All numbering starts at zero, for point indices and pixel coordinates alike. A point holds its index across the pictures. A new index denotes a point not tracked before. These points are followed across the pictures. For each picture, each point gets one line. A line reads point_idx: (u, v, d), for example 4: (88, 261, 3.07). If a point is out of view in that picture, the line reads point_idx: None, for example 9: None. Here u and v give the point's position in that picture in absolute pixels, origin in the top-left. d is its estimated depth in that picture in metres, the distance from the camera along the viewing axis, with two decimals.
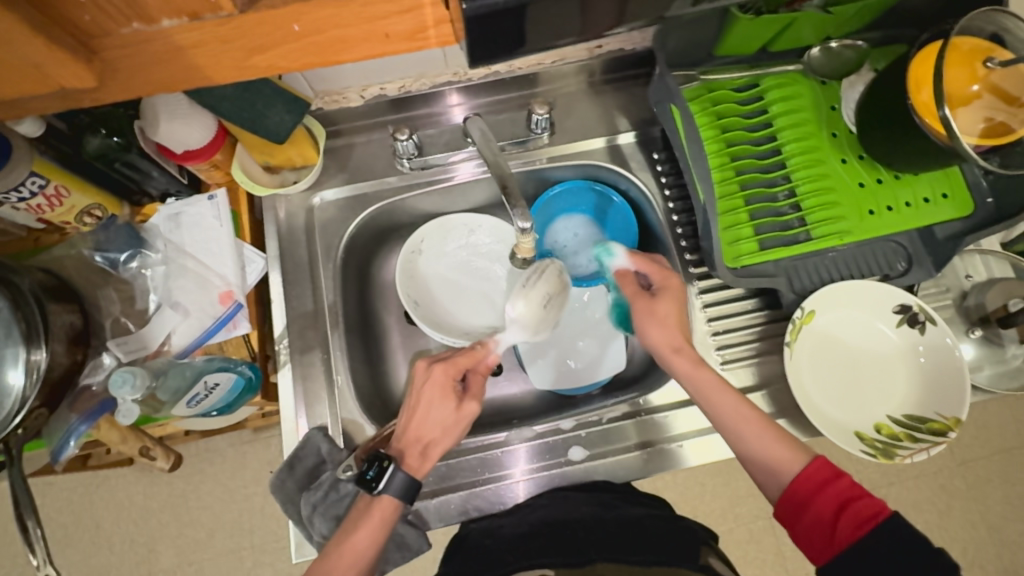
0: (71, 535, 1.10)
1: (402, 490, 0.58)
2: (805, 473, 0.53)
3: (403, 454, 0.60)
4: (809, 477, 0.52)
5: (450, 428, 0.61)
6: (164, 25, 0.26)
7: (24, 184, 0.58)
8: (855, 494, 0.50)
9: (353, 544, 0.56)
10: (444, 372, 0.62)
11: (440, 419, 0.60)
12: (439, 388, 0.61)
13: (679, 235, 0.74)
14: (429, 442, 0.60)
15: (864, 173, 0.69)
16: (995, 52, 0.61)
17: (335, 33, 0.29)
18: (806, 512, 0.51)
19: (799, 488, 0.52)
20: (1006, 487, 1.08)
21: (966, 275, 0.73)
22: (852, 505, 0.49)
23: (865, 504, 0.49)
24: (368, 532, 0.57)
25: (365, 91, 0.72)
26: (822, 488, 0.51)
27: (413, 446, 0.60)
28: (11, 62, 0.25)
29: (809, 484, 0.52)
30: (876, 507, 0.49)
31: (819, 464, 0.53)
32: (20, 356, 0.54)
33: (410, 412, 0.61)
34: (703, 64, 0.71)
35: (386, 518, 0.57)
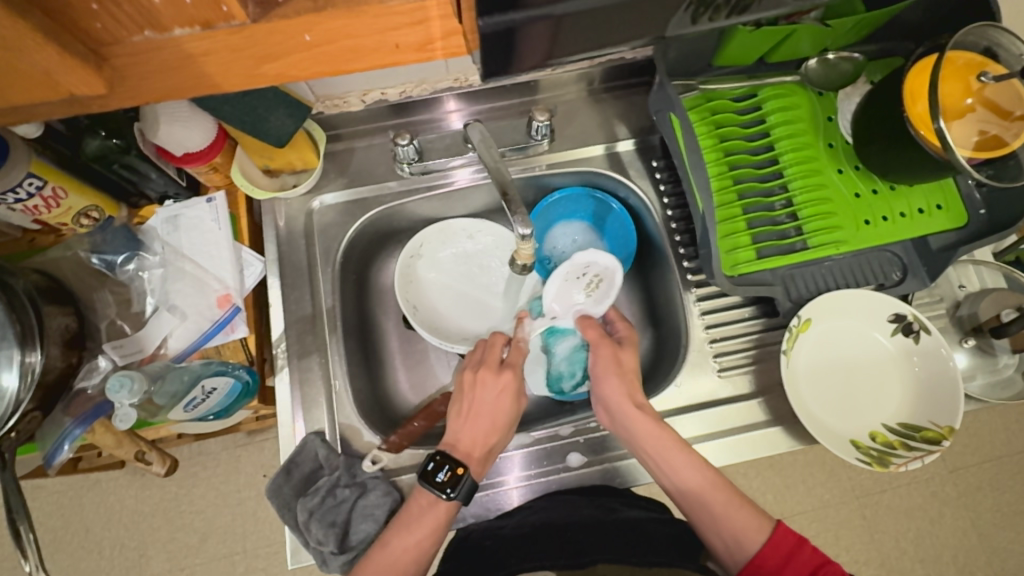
0: (60, 539, 1.09)
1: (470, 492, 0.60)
2: (772, 540, 0.56)
3: (469, 457, 0.62)
4: (776, 544, 0.56)
5: (510, 422, 0.64)
6: (176, 33, 0.26)
7: (21, 185, 0.57)
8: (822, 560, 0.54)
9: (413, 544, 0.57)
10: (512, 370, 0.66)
11: (506, 415, 0.64)
12: (507, 385, 0.64)
13: (677, 243, 0.74)
14: (493, 440, 0.63)
15: (859, 184, 0.70)
16: (988, 66, 0.62)
17: (346, 44, 0.28)
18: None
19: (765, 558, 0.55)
20: (996, 494, 1.10)
21: (959, 285, 0.74)
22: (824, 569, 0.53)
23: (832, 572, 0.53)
24: (416, 536, 0.57)
25: (366, 95, 0.72)
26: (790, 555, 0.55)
27: (478, 447, 0.62)
28: (20, 69, 0.25)
29: (774, 554, 0.55)
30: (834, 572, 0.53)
31: (784, 531, 0.56)
32: (14, 358, 0.53)
33: (471, 414, 0.63)
34: (701, 74, 0.72)
35: (450, 519, 0.59)
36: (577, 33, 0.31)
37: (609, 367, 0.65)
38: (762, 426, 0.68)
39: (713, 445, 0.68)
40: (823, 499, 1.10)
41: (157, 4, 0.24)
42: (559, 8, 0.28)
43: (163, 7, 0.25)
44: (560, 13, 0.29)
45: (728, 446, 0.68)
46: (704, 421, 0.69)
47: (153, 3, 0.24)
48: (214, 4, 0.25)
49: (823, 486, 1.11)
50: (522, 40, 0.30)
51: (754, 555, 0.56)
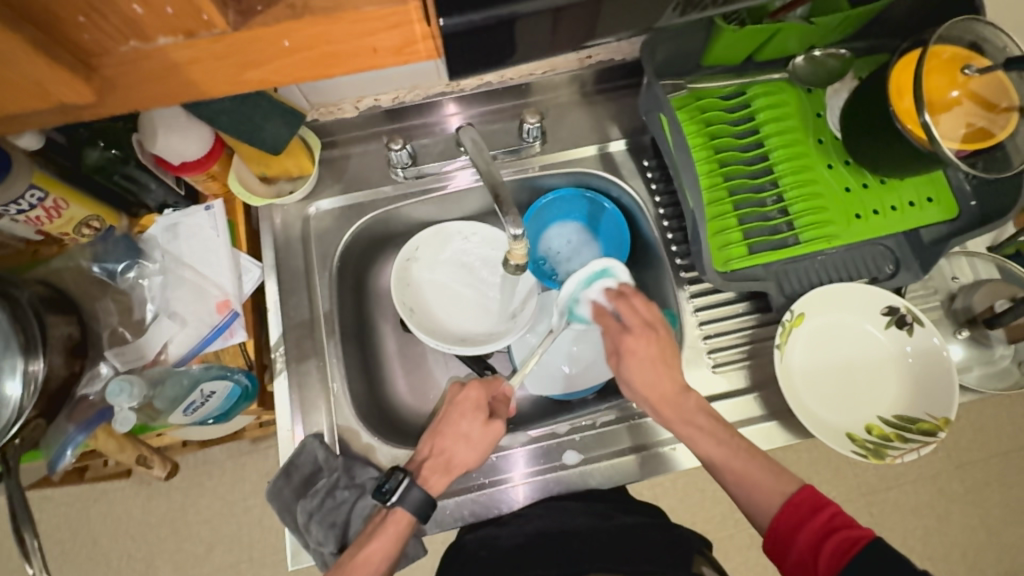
0: (68, 550, 1.10)
1: (419, 507, 0.60)
2: (793, 500, 0.54)
3: (426, 471, 0.62)
4: (794, 506, 0.53)
5: (475, 442, 0.63)
6: (160, 42, 0.27)
7: (23, 197, 0.58)
8: (838, 525, 0.50)
9: (366, 559, 0.58)
10: (477, 387, 0.67)
11: (468, 430, 0.64)
12: (472, 401, 0.66)
13: (670, 241, 0.75)
14: (449, 456, 0.63)
15: (850, 178, 0.70)
16: (973, 59, 0.62)
17: (326, 49, 0.29)
18: (792, 547, 0.52)
19: (782, 524, 0.53)
20: (1004, 490, 1.09)
21: (953, 277, 0.74)
22: (837, 534, 0.50)
23: (844, 536, 0.49)
24: (384, 543, 0.59)
25: (360, 102, 0.74)
26: (806, 517, 0.52)
27: (438, 458, 0.63)
28: (13, 80, 0.26)
29: (790, 518, 0.53)
30: (858, 536, 0.49)
31: (807, 493, 0.54)
32: (18, 367, 0.54)
33: (440, 428, 0.65)
34: (690, 74, 0.73)
35: (399, 532, 0.59)
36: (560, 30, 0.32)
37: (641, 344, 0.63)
38: (758, 421, 0.68)
39: None
40: (829, 497, 1.10)
41: (140, 15, 0.25)
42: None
43: (146, 17, 0.25)
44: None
45: None
46: None
47: (137, 14, 0.25)
48: (196, 14, 0.26)
49: (828, 484, 1.10)
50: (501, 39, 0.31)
51: (772, 522, 0.54)
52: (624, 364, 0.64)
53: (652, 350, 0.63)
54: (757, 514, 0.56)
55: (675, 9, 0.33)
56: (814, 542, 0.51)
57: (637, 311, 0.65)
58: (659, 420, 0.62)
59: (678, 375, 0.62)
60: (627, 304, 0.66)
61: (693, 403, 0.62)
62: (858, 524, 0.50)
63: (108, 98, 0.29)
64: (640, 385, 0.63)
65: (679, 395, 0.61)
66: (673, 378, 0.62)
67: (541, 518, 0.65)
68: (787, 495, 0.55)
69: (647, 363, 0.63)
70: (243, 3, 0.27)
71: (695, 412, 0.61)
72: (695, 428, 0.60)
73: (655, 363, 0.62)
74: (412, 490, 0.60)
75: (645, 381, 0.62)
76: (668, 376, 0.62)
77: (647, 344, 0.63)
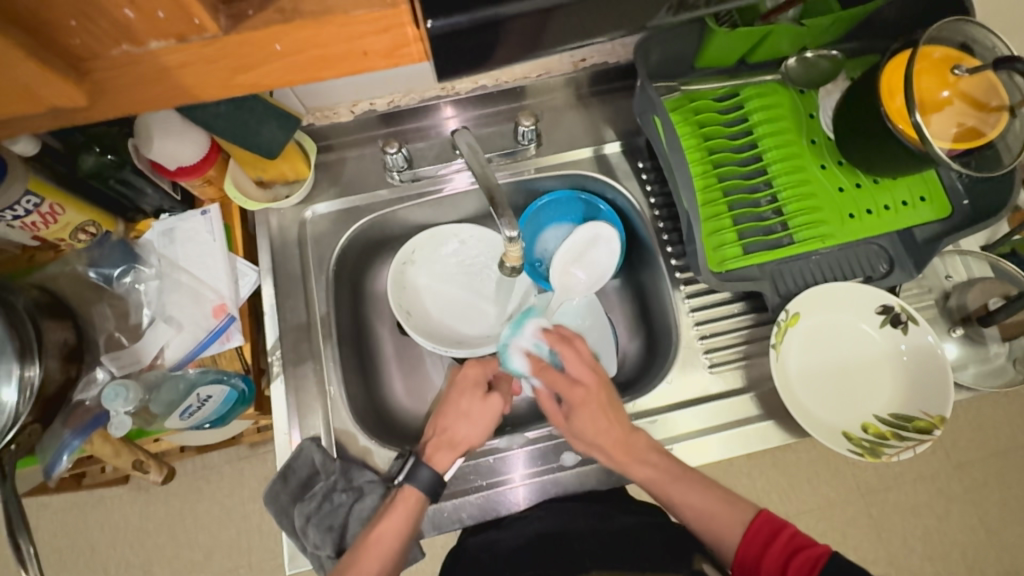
0: (65, 557, 1.09)
1: (429, 486, 0.61)
2: (750, 529, 0.57)
3: (430, 448, 0.63)
4: (754, 534, 0.57)
5: (476, 418, 0.64)
6: (151, 46, 0.27)
7: (18, 203, 0.58)
8: (797, 545, 0.53)
9: (379, 537, 0.58)
10: (476, 367, 0.68)
11: (468, 408, 0.64)
12: (471, 381, 0.67)
13: (665, 242, 0.75)
14: (452, 434, 0.63)
15: (843, 178, 0.71)
16: (964, 60, 0.63)
17: (315, 52, 0.30)
18: (760, 573, 0.55)
19: (745, 555, 0.56)
20: (1003, 489, 1.09)
21: (947, 275, 0.74)
22: (797, 553, 0.53)
23: (804, 555, 0.52)
24: (396, 519, 0.59)
25: (356, 106, 0.74)
26: (766, 544, 0.55)
27: (441, 437, 0.64)
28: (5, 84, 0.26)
29: (752, 547, 0.56)
30: (817, 553, 0.52)
31: (763, 519, 0.57)
32: (13, 373, 0.54)
33: (441, 408, 0.65)
34: (683, 76, 0.73)
35: (410, 509, 0.60)
36: (556, 30, 0.32)
37: (587, 408, 0.62)
38: (755, 420, 0.69)
39: (711, 441, 0.68)
40: (829, 498, 1.10)
41: (131, 19, 0.25)
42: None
43: (137, 22, 0.26)
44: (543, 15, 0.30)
45: (726, 441, 0.68)
46: (699, 416, 0.69)
47: (128, 18, 0.25)
48: (186, 18, 0.26)
49: (828, 484, 1.10)
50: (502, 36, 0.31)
51: (737, 554, 0.57)
52: (574, 419, 0.62)
53: (596, 402, 0.62)
54: (719, 546, 0.59)
55: (669, 11, 0.34)
56: (778, 567, 0.54)
57: (581, 360, 0.64)
58: (610, 463, 0.62)
59: (626, 418, 0.62)
60: (570, 352, 0.64)
61: (644, 442, 0.63)
62: (815, 542, 0.53)
63: (99, 101, 0.29)
64: (593, 435, 0.62)
65: (630, 437, 0.62)
66: (622, 422, 0.62)
67: (539, 520, 0.65)
68: (747, 523, 0.58)
69: (597, 414, 0.62)
70: (233, 7, 0.28)
71: (647, 451, 0.62)
72: (650, 467, 0.62)
73: (599, 412, 0.62)
74: (420, 468, 0.61)
75: (595, 433, 0.62)
76: (617, 423, 0.62)
77: (593, 392, 0.62)
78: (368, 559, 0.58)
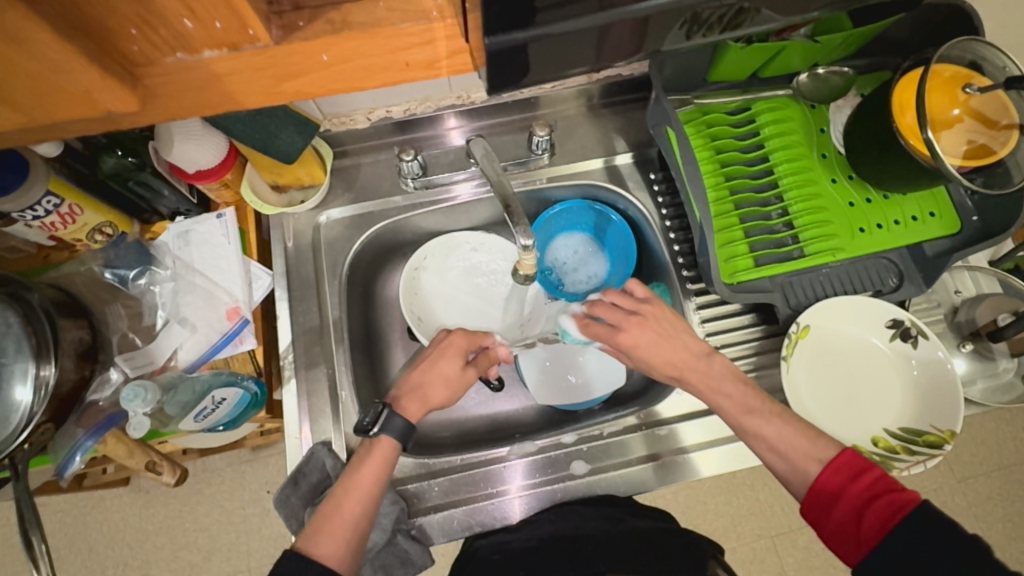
0: (63, 558, 1.08)
1: (402, 436, 0.60)
2: (832, 465, 0.52)
3: (404, 401, 0.63)
4: (836, 469, 0.52)
5: (446, 381, 0.66)
6: (205, 55, 0.28)
7: (40, 203, 0.59)
8: (885, 488, 0.49)
9: (356, 482, 0.57)
10: (462, 334, 0.69)
11: (447, 371, 0.66)
12: (454, 348, 0.68)
13: (677, 253, 0.76)
14: (424, 390, 0.64)
15: (853, 193, 0.71)
16: (974, 77, 0.63)
17: (360, 62, 0.30)
18: (835, 509, 0.51)
19: (823, 487, 0.52)
20: (1007, 504, 1.09)
21: (955, 290, 0.75)
22: (882, 498, 0.49)
23: (891, 500, 0.48)
24: (369, 471, 0.58)
25: (372, 113, 0.75)
26: (851, 479, 0.51)
27: (413, 394, 0.64)
28: (63, 89, 0.26)
29: (834, 480, 0.52)
30: (905, 500, 0.48)
31: (849, 457, 0.52)
32: (29, 372, 0.54)
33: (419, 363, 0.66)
34: (695, 89, 0.75)
35: (383, 460, 0.59)
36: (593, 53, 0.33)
37: (663, 339, 0.63)
38: None
39: (717, 452, 0.68)
40: None
41: (190, 29, 0.26)
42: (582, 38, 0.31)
43: (195, 32, 0.26)
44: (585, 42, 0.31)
45: (727, 453, 0.68)
46: (706, 428, 0.69)
47: (188, 29, 0.26)
48: (242, 28, 0.27)
49: None
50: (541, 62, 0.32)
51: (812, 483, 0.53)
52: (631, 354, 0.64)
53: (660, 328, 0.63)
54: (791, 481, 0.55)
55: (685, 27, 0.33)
56: (860, 506, 0.50)
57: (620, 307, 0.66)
58: (688, 389, 0.62)
59: (694, 345, 0.62)
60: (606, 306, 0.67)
61: (718, 369, 0.61)
62: (904, 490, 0.49)
63: (150, 110, 0.30)
64: (657, 363, 0.62)
65: (699, 361, 0.62)
66: (692, 349, 0.62)
67: (550, 523, 0.64)
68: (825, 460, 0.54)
69: (661, 341, 0.63)
70: (285, 18, 0.29)
71: (721, 377, 0.61)
72: (725, 398, 0.60)
73: (666, 325, 0.64)
74: (392, 417, 0.60)
75: (647, 350, 0.63)
76: (676, 345, 0.63)
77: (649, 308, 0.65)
78: (347, 501, 0.56)
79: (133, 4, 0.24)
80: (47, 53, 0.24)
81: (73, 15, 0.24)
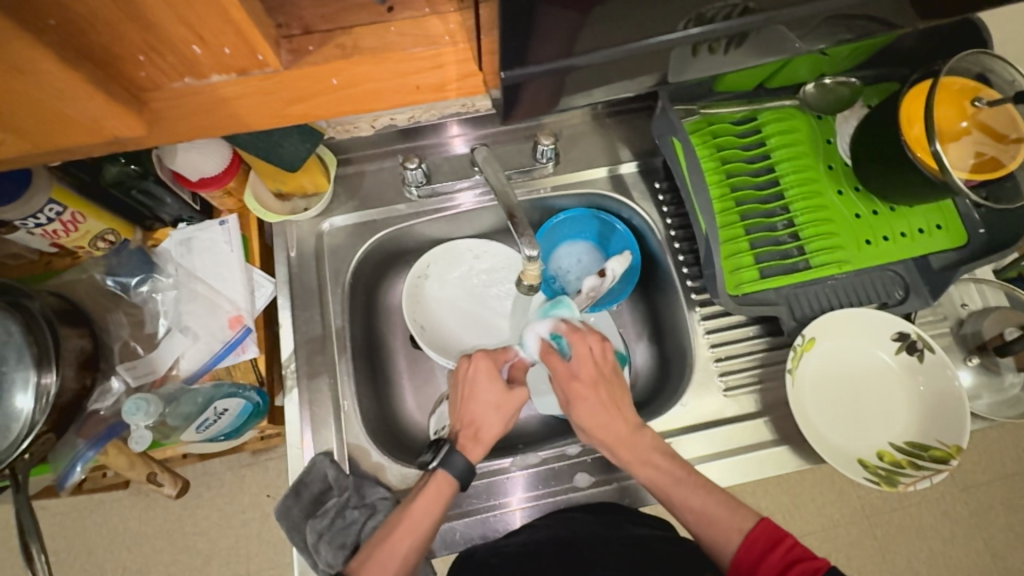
0: (62, 560, 1.08)
1: (462, 471, 0.61)
2: (749, 537, 0.56)
3: (462, 439, 0.64)
4: (753, 540, 0.56)
5: (493, 408, 0.65)
6: (213, 79, 0.29)
7: (42, 211, 0.59)
8: (798, 556, 0.52)
9: (411, 515, 0.58)
10: (485, 357, 0.67)
11: (492, 399, 0.65)
12: (488, 373, 0.66)
13: (681, 263, 0.76)
14: (478, 425, 0.64)
15: (860, 205, 0.71)
16: (982, 90, 0.63)
17: (369, 86, 0.31)
18: None
19: (743, 559, 0.55)
20: (1008, 513, 1.08)
21: (962, 303, 0.74)
22: (796, 565, 0.52)
23: (804, 567, 0.51)
24: (426, 503, 0.59)
25: (375, 121, 0.73)
26: (766, 550, 0.54)
27: (466, 429, 0.64)
28: (73, 117, 0.27)
29: (751, 552, 0.55)
30: (817, 565, 0.51)
31: (764, 527, 0.56)
32: (30, 381, 0.54)
33: (462, 397, 0.66)
34: (703, 99, 0.74)
35: (443, 496, 0.60)
36: (597, 74, 0.34)
37: (605, 406, 0.63)
38: (769, 445, 0.68)
39: (721, 465, 0.68)
40: (834, 519, 1.09)
41: (198, 55, 0.27)
42: (580, 57, 0.31)
43: (203, 57, 0.27)
44: (582, 61, 0.32)
45: (733, 466, 0.68)
46: (710, 441, 0.69)
47: (197, 55, 0.27)
48: (251, 54, 0.27)
49: (832, 505, 1.09)
50: (546, 84, 0.33)
51: (733, 558, 0.56)
52: (574, 408, 0.64)
53: (604, 395, 0.64)
54: (717, 552, 0.58)
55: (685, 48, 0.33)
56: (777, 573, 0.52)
57: (591, 356, 0.66)
58: (616, 460, 0.63)
59: (632, 416, 0.64)
60: (579, 346, 0.66)
61: (649, 441, 0.63)
62: (816, 556, 0.52)
63: (158, 133, 0.31)
64: (594, 427, 0.63)
65: (633, 434, 0.63)
66: (628, 419, 0.63)
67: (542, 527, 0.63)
68: (745, 530, 0.57)
69: (601, 406, 0.64)
70: (294, 42, 0.29)
71: (650, 451, 0.62)
72: (652, 468, 0.61)
73: (612, 387, 0.65)
74: (453, 456, 0.61)
75: (593, 414, 0.63)
76: (618, 415, 0.63)
77: (604, 367, 0.66)
78: (400, 536, 0.58)
79: (142, 32, 0.25)
80: (57, 82, 0.25)
81: (81, 45, 0.24)
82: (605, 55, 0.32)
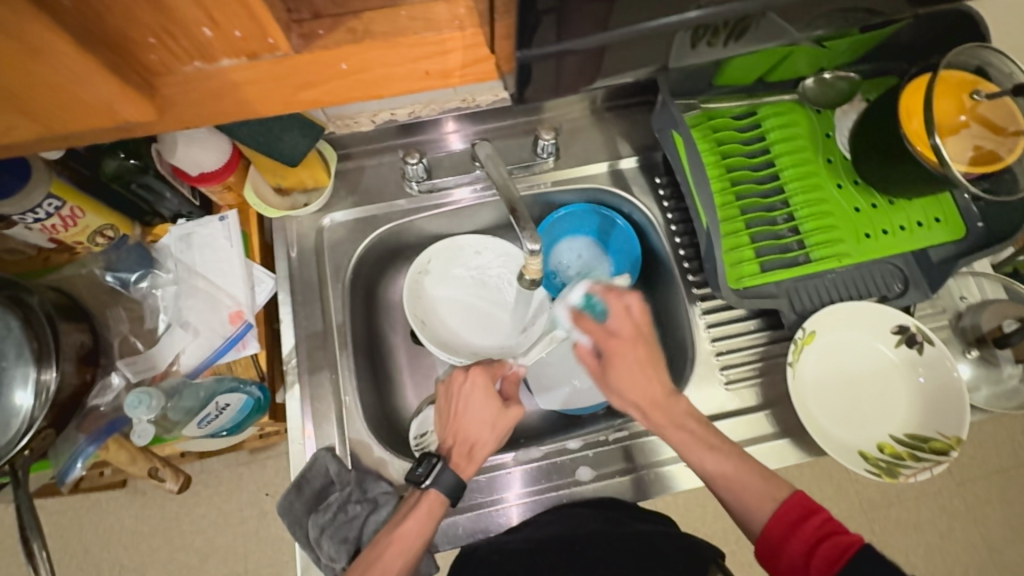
0: (60, 559, 1.08)
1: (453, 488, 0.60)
2: (783, 506, 0.55)
3: (455, 457, 0.63)
4: (785, 512, 0.55)
5: (486, 425, 0.64)
6: (223, 63, 0.28)
7: (41, 206, 0.58)
8: (831, 530, 0.52)
9: (403, 535, 0.58)
10: (480, 372, 0.66)
11: (487, 417, 0.64)
12: (482, 388, 0.65)
13: (682, 257, 0.76)
14: (472, 443, 0.63)
15: (858, 199, 0.71)
16: (980, 84, 0.63)
17: (380, 72, 0.31)
18: (785, 552, 0.53)
19: (773, 530, 0.54)
20: (1004, 507, 1.09)
21: (960, 296, 0.75)
22: (829, 539, 0.51)
23: (835, 542, 0.51)
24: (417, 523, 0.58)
25: (376, 116, 0.74)
26: (798, 523, 0.54)
27: (460, 447, 0.63)
28: (87, 102, 0.27)
29: (782, 523, 0.54)
30: (850, 540, 0.50)
31: (797, 499, 0.55)
32: (30, 376, 0.54)
33: (455, 413, 0.65)
34: (703, 94, 0.74)
35: (434, 515, 0.59)
36: (602, 62, 0.34)
37: (642, 366, 0.62)
38: (770, 438, 0.69)
39: None
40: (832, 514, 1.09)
41: (209, 37, 0.27)
42: (588, 44, 0.31)
43: (214, 39, 0.27)
44: (590, 46, 0.32)
45: None
46: None
47: (208, 37, 0.27)
48: (262, 37, 0.27)
49: (830, 501, 1.10)
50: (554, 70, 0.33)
51: (765, 525, 0.55)
52: (610, 371, 0.63)
53: (641, 354, 0.62)
54: (748, 521, 0.57)
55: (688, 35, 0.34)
56: (807, 546, 0.52)
57: (626, 313, 0.63)
58: (649, 424, 0.63)
59: (667, 380, 0.62)
60: (613, 306, 0.64)
61: (682, 408, 0.62)
62: (848, 531, 0.51)
63: (167, 120, 0.31)
64: (630, 388, 0.62)
65: (669, 398, 0.62)
66: (662, 383, 0.62)
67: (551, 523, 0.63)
68: (779, 499, 0.56)
69: (635, 367, 0.62)
70: (305, 27, 0.29)
71: (684, 417, 0.61)
72: (686, 432, 0.61)
73: (640, 349, 0.63)
74: (444, 472, 0.60)
75: (630, 381, 0.62)
76: (657, 382, 0.62)
77: (640, 326, 0.63)
78: (392, 558, 0.57)
79: (155, 13, 0.25)
80: (69, 63, 0.25)
81: (94, 27, 0.24)
82: (611, 42, 0.32)
